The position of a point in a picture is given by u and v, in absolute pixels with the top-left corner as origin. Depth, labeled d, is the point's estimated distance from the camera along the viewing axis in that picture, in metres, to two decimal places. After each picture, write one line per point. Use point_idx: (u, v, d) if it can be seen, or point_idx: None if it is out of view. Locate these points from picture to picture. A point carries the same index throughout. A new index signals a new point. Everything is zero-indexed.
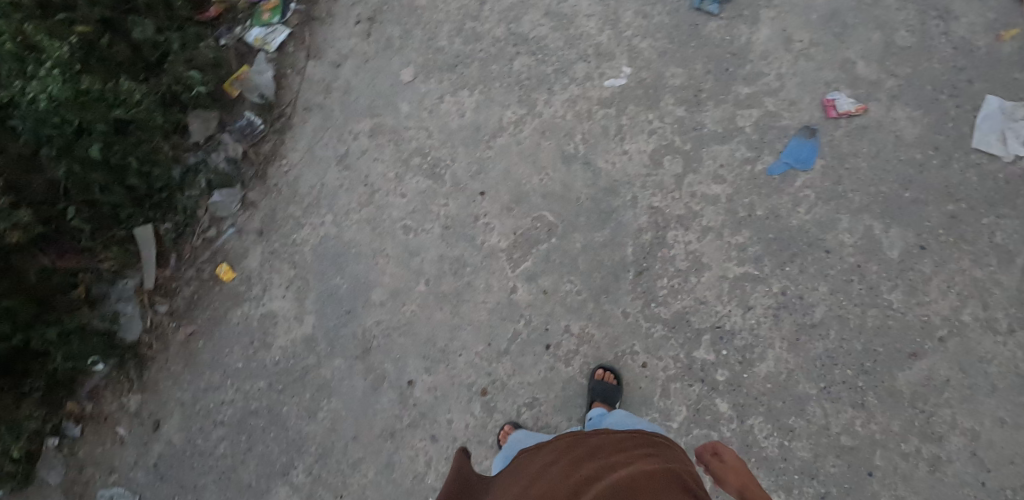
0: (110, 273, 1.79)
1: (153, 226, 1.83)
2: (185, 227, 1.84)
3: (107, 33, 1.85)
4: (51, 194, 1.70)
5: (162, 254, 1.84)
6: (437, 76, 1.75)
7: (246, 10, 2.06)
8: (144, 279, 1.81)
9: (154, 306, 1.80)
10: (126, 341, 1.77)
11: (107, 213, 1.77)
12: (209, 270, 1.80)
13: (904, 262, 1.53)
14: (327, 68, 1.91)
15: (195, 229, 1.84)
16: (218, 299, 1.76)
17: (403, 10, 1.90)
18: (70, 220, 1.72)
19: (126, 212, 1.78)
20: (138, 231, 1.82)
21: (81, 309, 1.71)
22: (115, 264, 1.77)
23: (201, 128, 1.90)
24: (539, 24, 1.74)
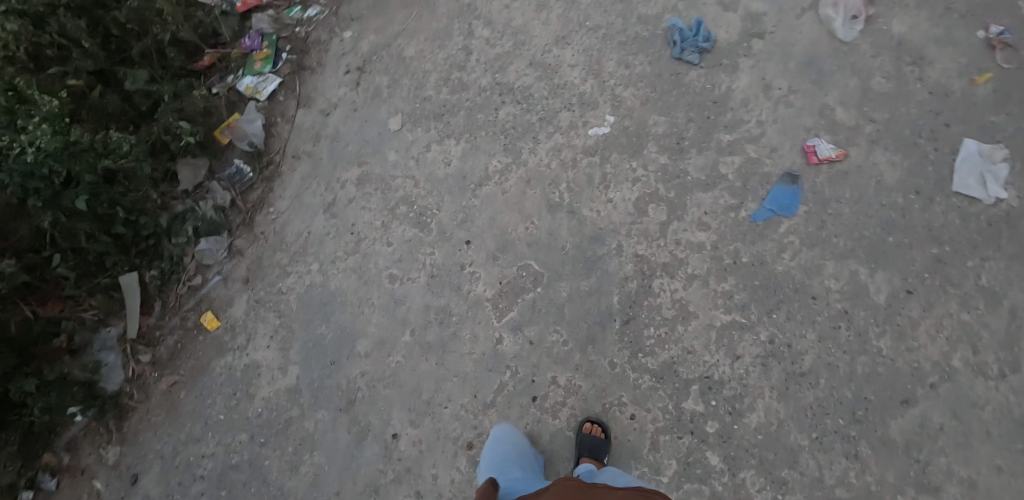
0: (93, 320, 1.77)
1: (137, 274, 1.82)
2: (172, 274, 1.82)
3: (99, 84, 1.89)
4: (37, 242, 1.71)
5: (147, 302, 1.81)
6: (423, 124, 1.77)
7: (238, 59, 2.10)
8: (129, 328, 1.77)
9: (137, 355, 1.77)
10: (106, 391, 1.72)
11: (93, 260, 1.77)
12: (193, 319, 1.78)
13: (892, 307, 1.53)
14: (316, 116, 1.94)
15: (181, 277, 1.82)
16: (202, 348, 1.74)
17: (391, 60, 1.93)
18: (56, 268, 1.72)
19: (111, 260, 1.78)
20: (123, 279, 1.80)
21: (61, 359, 1.67)
22: (99, 311, 1.77)
23: (191, 175, 1.92)
24: (524, 74, 1.77)
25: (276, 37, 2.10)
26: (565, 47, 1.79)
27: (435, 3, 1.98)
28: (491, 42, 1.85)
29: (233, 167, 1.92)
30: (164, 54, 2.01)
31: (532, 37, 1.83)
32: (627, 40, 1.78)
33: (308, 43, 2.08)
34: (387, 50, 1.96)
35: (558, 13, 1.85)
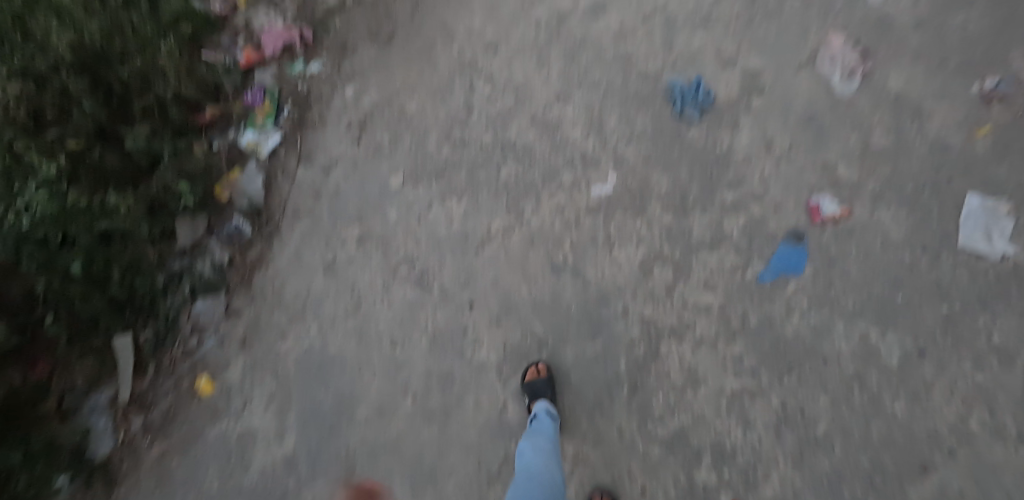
0: (85, 385, 1.73)
1: (131, 335, 1.77)
2: (165, 334, 1.79)
3: (99, 142, 1.85)
4: (27, 305, 1.64)
5: (140, 364, 1.77)
6: (425, 182, 1.75)
7: (240, 113, 2.07)
8: (121, 392, 1.74)
9: (128, 420, 1.74)
10: (94, 459, 1.69)
11: (86, 322, 1.70)
12: (187, 382, 1.74)
13: (904, 370, 1.51)
14: (315, 172, 1.93)
15: (174, 338, 1.79)
16: (195, 414, 1.71)
17: (393, 116, 1.94)
18: (47, 329, 1.64)
19: (105, 322, 1.72)
20: (116, 341, 1.76)
21: (50, 424, 1.64)
22: (91, 374, 1.73)
23: (189, 232, 1.89)
24: (526, 130, 1.77)
25: (279, 92, 2.07)
26: (566, 103, 1.79)
27: (436, 59, 2.00)
28: (491, 97, 1.86)
29: (232, 224, 1.88)
30: (166, 110, 1.97)
31: (532, 93, 1.83)
32: (628, 96, 1.78)
33: (309, 97, 2.06)
34: (388, 106, 1.97)
35: (558, 69, 1.87)
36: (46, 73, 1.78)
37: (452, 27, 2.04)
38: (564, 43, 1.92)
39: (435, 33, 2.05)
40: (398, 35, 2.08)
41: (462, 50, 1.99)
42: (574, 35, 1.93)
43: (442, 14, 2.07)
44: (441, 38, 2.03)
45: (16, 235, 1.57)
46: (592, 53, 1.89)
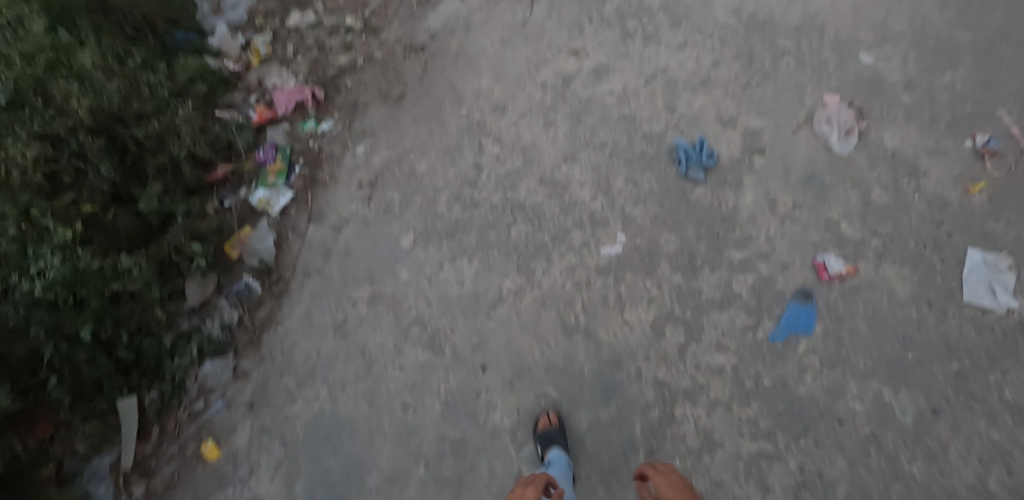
0: (86, 448, 1.69)
1: (136, 397, 1.76)
2: (171, 395, 1.77)
3: (113, 204, 1.93)
4: (32, 365, 1.60)
5: (144, 427, 1.76)
6: (435, 242, 1.78)
7: (252, 171, 2.19)
8: (124, 454, 1.72)
9: (129, 487, 1.71)
10: None
11: (90, 384, 1.68)
12: (192, 447, 1.71)
13: (919, 429, 1.50)
14: (327, 231, 1.95)
15: (181, 401, 1.77)
16: (201, 481, 1.69)
17: (403, 176, 1.97)
18: (50, 392, 1.61)
19: (111, 384, 1.70)
20: (121, 403, 1.74)
21: (47, 491, 1.60)
22: (94, 438, 1.69)
23: (199, 291, 1.89)
24: (534, 190, 1.80)
25: (290, 149, 2.20)
26: (573, 164, 1.84)
27: (445, 120, 2.06)
28: (500, 157, 1.90)
29: (242, 282, 1.91)
30: (179, 171, 2.08)
31: (540, 153, 1.88)
32: (634, 156, 1.83)
33: (322, 157, 2.15)
34: (399, 166, 2.00)
35: (565, 130, 1.92)
36: (65, 135, 1.83)
37: (461, 91, 2.13)
38: (570, 105, 1.99)
39: (445, 96, 2.14)
40: (409, 96, 2.21)
41: (471, 112, 2.05)
42: (579, 97, 2.01)
43: (451, 79, 2.20)
44: (450, 101, 2.11)
45: (29, 302, 1.54)
46: (598, 115, 1.95)
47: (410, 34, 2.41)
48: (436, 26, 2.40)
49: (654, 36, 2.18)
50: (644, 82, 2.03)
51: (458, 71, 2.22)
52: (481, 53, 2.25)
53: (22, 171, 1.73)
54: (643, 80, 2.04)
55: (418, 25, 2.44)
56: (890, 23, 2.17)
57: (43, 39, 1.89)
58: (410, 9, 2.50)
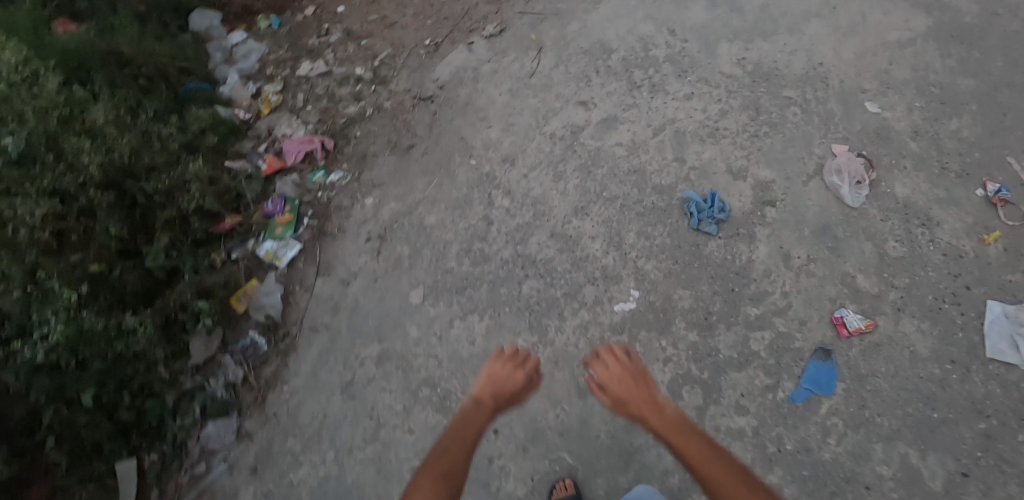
0: None
1: (136, 460, 1.69)
2: (172, 458, 1.70)
3: (120, 259, 1.92)
4: (30, 427, 1.58)
5: (144, 491, 1.67)
6: (445, 298, 1.77)
7: (259, 222, 2.17)
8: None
9: None
10: None
11: (88, 447, 1.63)
12: None
13: (950, 494, 1.43)
14: (335, 285, 1.93)
15: (182, 463, 1.70)
16: None
17: (412, 228, 1.96)
18: (47, 454, 1.57)
19: (109, 447, 1.65)
20: (120, 466, 1.67)
21: None
22: None
23: (204, 347, 1.86)
24: (546, 245, 1.80)
25: (299, 201, 2.19)
26: (584, 218, 1.83)
27: (454, 172, 2.06)
28: (511, 210, 1.90)
29: (247, 337, 1.88)
30: (187, 223, 2.09)
31: (550, 206, 1.88)
32: (644, 210, 1.82)
33: (330, 208, 2.15)
34: (408, 218, 1.99)
35: (575, 183, 1.92)
36: (75, 192, 1.89)
37: (470, 142, 2.14)
38: (579, 157, 1.99)
39: (454, 146, 2.15)
40: (417, 148, 2.21)
41: (480, 164, 2.06)
42: (588, 149, 2.01)
43: (459, 129, 2.20)
44: (459, 152, 2.12)
45: (30, 367, 1.57)
46: (608, 167, 1.95)
47: (419, 86, 2.47)
48: (445, 78, 2.46)
49: (661, 87, 2.21)
50: (653, 132, 2.03)
51: (466, 120, 2.23)
52: (490, 104, 2.27)
53: (30, 229, 1.77)
54: (652, 130, 2.04)
55: (427, 76, 2.50)
56: (892, 73, 2.21)
57: (59, 98, 2.03)
58: (419, 61, 2.59)
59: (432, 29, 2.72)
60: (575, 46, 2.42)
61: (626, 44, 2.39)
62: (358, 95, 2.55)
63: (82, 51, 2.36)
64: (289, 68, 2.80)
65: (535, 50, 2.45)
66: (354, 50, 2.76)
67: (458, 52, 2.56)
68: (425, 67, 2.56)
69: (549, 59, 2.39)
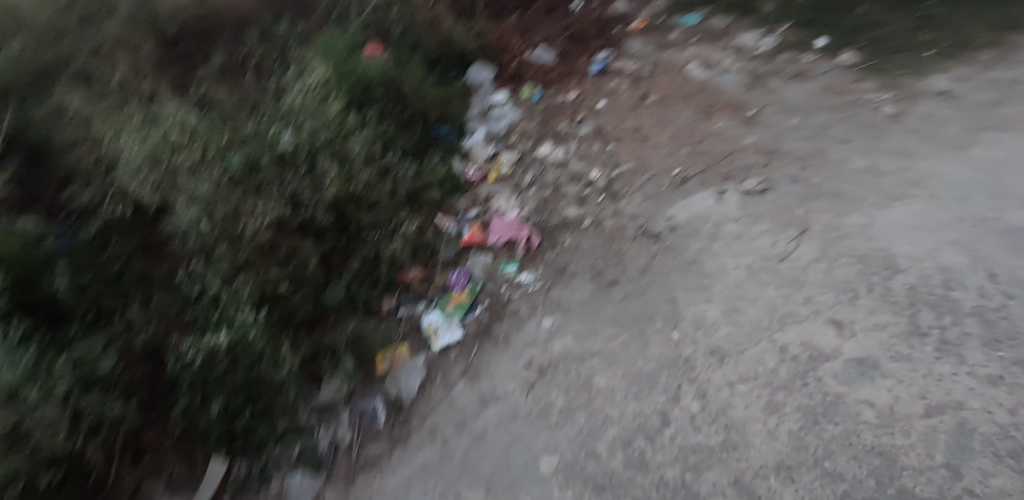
0: (171, 486, 1.67)
1: (226, 465, 1.70)
2: (253, 481, 1.68)
3: (310, 283, 1.96)
4: (172, 385, 1.73)
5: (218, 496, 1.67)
6: (578, 487, 1.52)
7: (436, 289, 2.13)
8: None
9: None
10: None
11: (199, 435, 1.69)
12: None
13: None
14: (473, 399, 1.78)
15: (258, 493, 1.67)
16: None
17: (575, 380, 1.75)
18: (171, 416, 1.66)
19: (212, 444, 1.68)
20: (212, 463, 1.69)
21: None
22: (178, 477, 1.68)
23: (331, 392, 1.85)
24: (721, 491, 1.44)
25: (480, 286, 2.10)
26: (786, 484, 1.42)
27: (648, 337, 1.80)
28: (695, 421, 1.58)
29: (372, 402, 1.83)
30: (377, 266, 2.11)
31: (747, 442, 1.51)
32: None
33: (506, 309, 2.02)
34: (577, 367, 1.78)
35: (789, 427, 1.52)
36: (306, 204, 1.98)
37: (679, 310, 1.85)
38: (808, 395, 1.57)
39: (658, 306, 1.88)
40: (618, 287, 1.99)
41: (681, 341, 1.76)
42: (823, 389, 1.58)
43: (672, 288, 1.93)
44: (662, 316, 1.85)
45: (188, 364, 1.67)
46: (842, 428, 1.50)
47: (649, 217, 2.24)
48: (678, 220, 2.19)
49: (955, 348, 1.63)
50: (925, 410, 1.51)
51: (684, 282, 1.94)
52: (719, 273, 1.94)
53: (256, 228, 1.84)
54: (924, 407, 1.51)
55: (661, 209, 2.26)
56: None
57: (333, 122, 2.14)
58: (658, 189, 2.37)
59: (685, 159, 2.50)
60: (848, 244, 1.95)
61: (920, 267, 1.84)
62: (583, 199, 2.39)
63: (374, 82, 2.49)
64: (530, 143, 2.77)
65: (795, 229, 2.04)
66: (597, 151, 2.65)
67: (704, 195, 2.28)
68: (662, 198, 2.32)
69: (811, 247, 1.96)
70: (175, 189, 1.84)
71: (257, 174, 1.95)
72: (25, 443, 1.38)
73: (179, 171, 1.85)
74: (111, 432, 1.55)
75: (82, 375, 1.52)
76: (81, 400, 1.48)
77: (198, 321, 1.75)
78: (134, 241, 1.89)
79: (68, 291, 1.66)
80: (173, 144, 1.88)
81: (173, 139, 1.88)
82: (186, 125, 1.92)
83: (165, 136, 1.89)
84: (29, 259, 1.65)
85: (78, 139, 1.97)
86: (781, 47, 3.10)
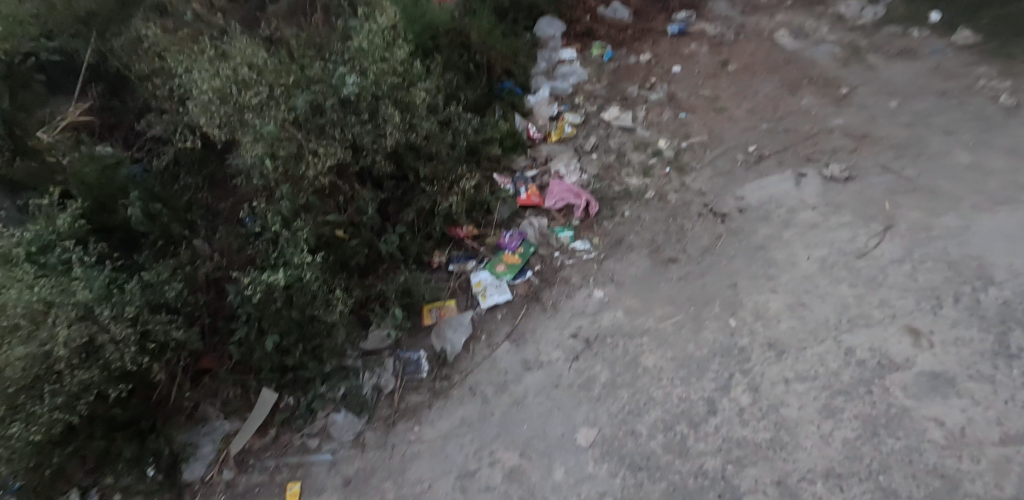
0: (223, 409, 1.77)
1: (276, 395, 1.77)
2: (300, 414, 1.75)
3: (366, 231, 1.98)
4: (231, 315, 1.81)
5: (266, 426, 1.74)
6: (614, 464, 1.50)
7: (488, 249, 2.11)
8: (239, 434, 1.72)
9: (223, 466, 1.67)
10: (182, 478, 1.65)
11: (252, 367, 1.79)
12: (282, 477, 1.64)
13: None
14: (516, 362, 1.77)
15: (303, 426, 1.73)
16: None
17: (621, 356, 1.71)
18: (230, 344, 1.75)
19: (264, 376, 1.76)
20: (263, 394, 1.77)
21: (174, 422, 1.70)
22: (232, 405, 1.77)
23: (378, 339, 1.88)
24: (763, 489, 1.39)
25: (533, 249, 2.07)
26: (833, 492, 1.36)
27: (704, 322, 1.73)
28: (744, 415, 1.52)
29: (416, 353, 1.86)
30: (431, 219, 2.11)
31: (797, 443, 1.45)
32: None
33: (557, 275, 1.98)
34: (624, 344, 1.74)
35: (845, 435, 1.44)
36: (367, 150, 1.96)
37: (740, 297, 1.77)
38: (871, 404, 1.49)
39: (717, 291, 1.80)
40: (676, 266, 1.91)
41: (738, 330, 1.69)
42: (889, 400, 1.48)
43: (734, 274, 1.84)
44: (721, 301, 1.77)
45: (246, 298, 1.73)
46: (904, 443, 1.41)
47: (718, 196, 2.12)
48: (749, 202, 2.07)
49: None
50: (1001, 437, 1.39)
51: (748, 269, 1.84)
52: (787, 264, 1.83)
53: (317, 172, 1.83)
54: (1000, 434, 1.39)
55: (731, 188, 2.14)
56: None
57: (400, 68, 2.06)
58: (730, 166, 2.23)
59: (763, 135, 2.33)
60: (937, 246, 1.79)
61: (1018, 281, 1.67)
62: (648, 169, 2.29)
63: (442, 29, 2.39)
64: (597, 105, 2.66)
65: (879, 224, 1.89)
66: (668, 119, 2.51)
67: (781, 177, 2.13)
68: (734, 176, 2.19)
69: (894, 246, 1.81)
70: (243, 126, 1.82)
71: (321, 116, 1.92)
72: (99, 357, 1.47)
73: (247, 108, 1.82)
74: (176, 353, 1.68)
75: (150, 297, 1.61)
76: (149, 320, 1.57)
77: (259, 259, 1.79)
78: (202, 175, 1.96)
79: (140, 219, 1.70)
80: (241, 79, 1.83)
81: (242, 75, 1.82)
82: (254, 63, 1.87)
83: (235, 72, 1.84)
84: (107, 184, 1.73)
85: (150, 69, 1.95)
86: (886, 19, 2.81)
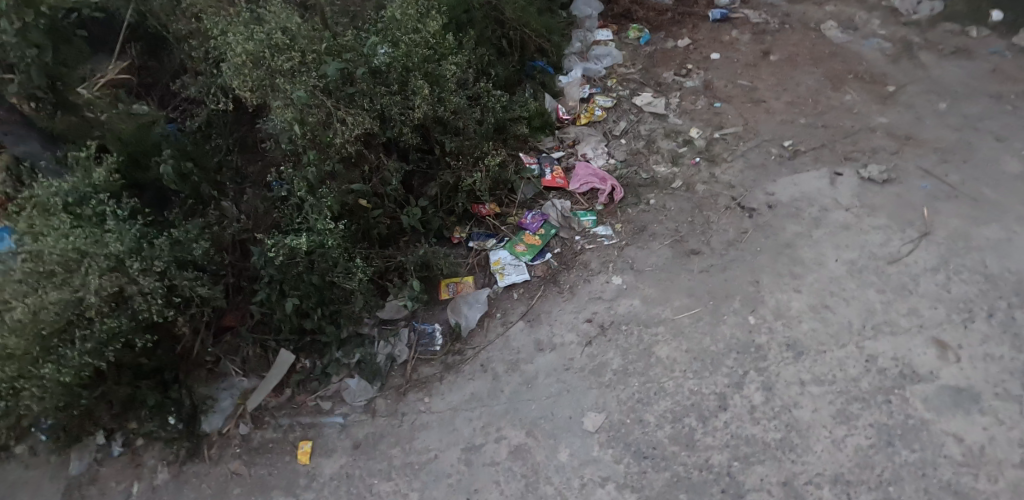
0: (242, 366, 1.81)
1: (294, 356, 1.81)
2: (316, 376, 1.79)
3: (389, 201, 1.99)
4: (254, 276, 1.85)
5: (283, 384, 1.79)
6: (619, 451, 1.51)
7: (510, 228, 2.11)
8: (257, 391, 1.77)
9: (240, 421, 1.73)
10: (202, 430, 1.70)
11: (273, 325, 1.82)
12: (295, 435, 1.69)
13: None
14: (529, 343, 1.78)
15: (318, 388, 1.78)
16: (280, 471, 1.62)
17: (635, 345, 1.70)
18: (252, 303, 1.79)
19: (283, 336, 1.80)
20: (281, 355, 1.80)
21: (197, 373, 1.75)
22: (251, 362, 1.81)
23: (395, 309, 1.90)
24: (768, 488, 1.38)
25: (554, 231, 2.06)
26: (840, 498, 1.34)
27: (722, 317, 1.70)
28: (755, 413, 1.50)
29: (431, 326, 1.88)
30: (455, 194, 2.10)
31: (807, 446, 1.43)
32: None
33: (577, 259, 1.97)
34: (639, 333, 1.72)
35: (858, 442, 1.41)
36: (395, 122, 1.96)
37: (761, 295, 1.73)
38: (888, 413, 1.45)
39: (738, 287, 1.77)
40: (699, 258, 1.88)
41: (757, 327, 1.66)
42: (907, 411, 1.45)
43: (757, 270, 1.80)
44: (741, 297, 1.74)
45: (269, 260, 1.76)
46: (919, 455, 1.38)
47: (748, 189, 2.07)
48: (780, 198, 2.01)
49: None
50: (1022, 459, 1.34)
51: (772, 266, 1.80)
52: (814, 264, 1.78)
53: (344, 139, 1.83)
54: (1022, 456, 1.35)
55: (763, 183, 2.08)
56: None
57: (432, 40, 2.04)
58: (764, 159, 2.17)
59: (801, 130, 2.26)
60: (974, 258, 1.72)
61: None
62: (678, 158, 2.24)
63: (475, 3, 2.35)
64: (630, 90, 2.60)
65: (915, 230, 1.82)
66: (702, 108, 2.44)
67: (816, 175, 2.06)
68: (766, 170, 2.13)
69: (929, 254, 1.75)
70: (274, 91, 1.84)
71: (352, 86, 1.92)
72: (127, 307, 1.52)
73: (279, 73, 1.83)
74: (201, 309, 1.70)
75: (178, 254, 1.63)
76: (176, 277, 1.60)
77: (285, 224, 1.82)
78: (233, 138, 2.01)
79: (172, 177, 1.73)
80: (276, 44, 1.83)
81: (276, 39, 1.82)
82: (289, 28, 1.86)
83: (269, 35, 1.84)
84: (142, 140, 1.76)
85: (187, 30, 1.98)
86: (943, 16, 2.67)
